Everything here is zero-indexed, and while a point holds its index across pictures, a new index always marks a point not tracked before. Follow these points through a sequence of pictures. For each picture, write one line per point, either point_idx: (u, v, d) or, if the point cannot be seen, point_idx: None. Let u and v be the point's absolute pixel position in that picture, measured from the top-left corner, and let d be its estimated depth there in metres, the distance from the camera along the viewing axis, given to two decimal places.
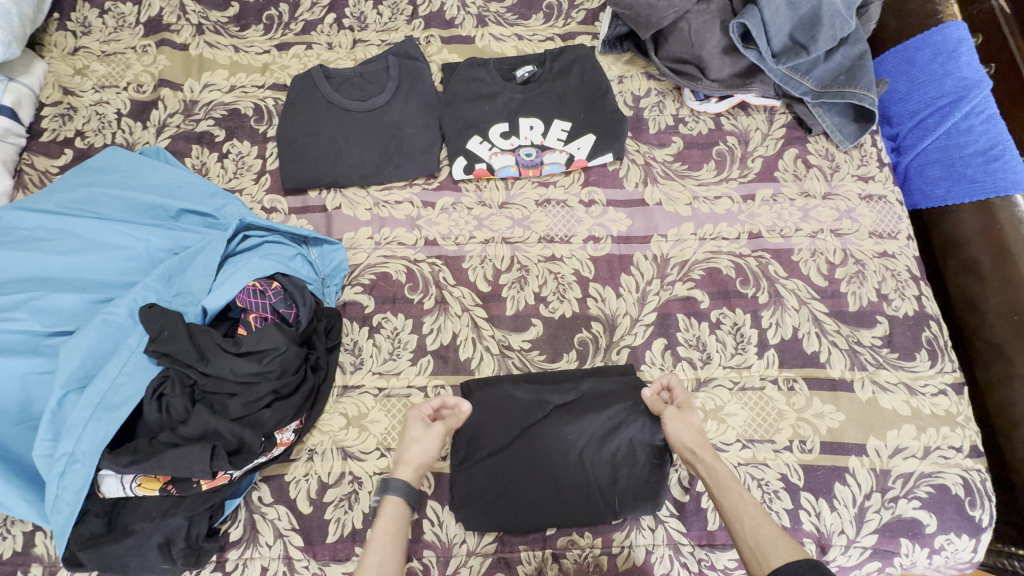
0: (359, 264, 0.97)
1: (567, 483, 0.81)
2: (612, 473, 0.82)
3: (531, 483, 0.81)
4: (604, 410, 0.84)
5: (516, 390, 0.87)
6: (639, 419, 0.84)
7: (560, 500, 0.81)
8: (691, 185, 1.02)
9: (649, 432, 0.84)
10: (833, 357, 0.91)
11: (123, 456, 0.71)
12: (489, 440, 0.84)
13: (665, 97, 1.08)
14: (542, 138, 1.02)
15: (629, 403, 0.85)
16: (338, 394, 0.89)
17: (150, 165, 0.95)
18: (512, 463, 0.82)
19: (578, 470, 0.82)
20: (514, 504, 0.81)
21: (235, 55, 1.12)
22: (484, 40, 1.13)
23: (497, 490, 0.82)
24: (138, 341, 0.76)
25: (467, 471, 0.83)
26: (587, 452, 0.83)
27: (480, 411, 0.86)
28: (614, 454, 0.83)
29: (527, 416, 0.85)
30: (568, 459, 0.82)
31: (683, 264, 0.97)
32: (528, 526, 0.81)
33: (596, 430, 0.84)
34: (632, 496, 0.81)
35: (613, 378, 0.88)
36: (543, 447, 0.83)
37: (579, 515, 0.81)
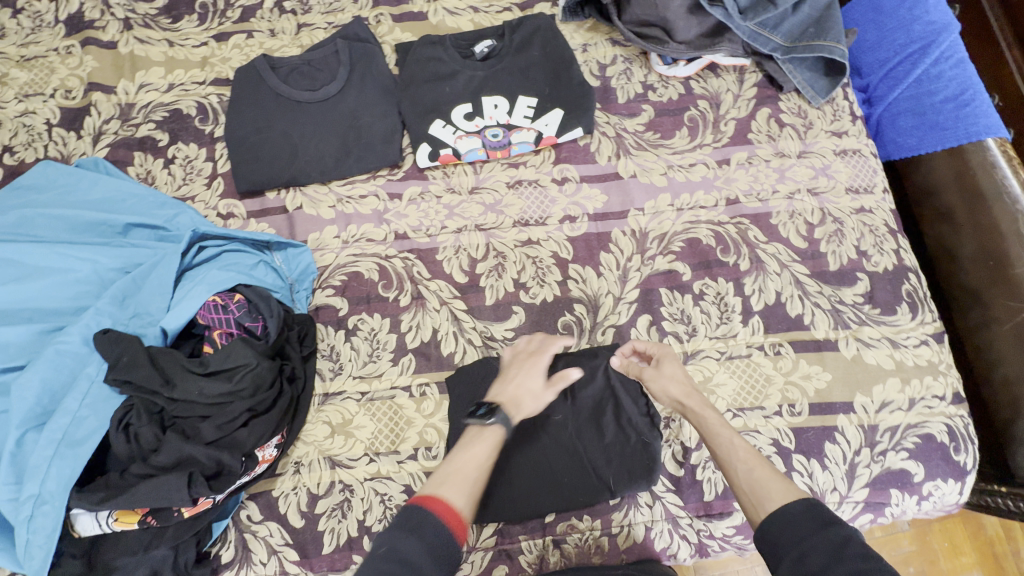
0: (328, 265, 0.93)
1: (559, 466, 0.82)
2: (604, 453, 0.82)
3: (524, 466, 0.82)
4: (586, 388, 0.85)
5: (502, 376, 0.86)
6: (624, 393, 0.85)
7: (554, 482, 0.81)
8: (665, 154, 0.99)
9: (635, 406, 0.85)
10: (817, 319, 0.90)
11: (93, 494, 0.67)
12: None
13: (633, 63, 1.04)
14: (507, 117, 0.97)
15: (611, 381, 0.86)
16: (319, 402, 0.86)
17: (90, 178, 0.88)
18: (504, 450, 0.82)
19: (569, 454, 0.82)
20: (510, 492, 0.81)
21: (169, 50, 1.04)
22: (437, 15, 1.06)
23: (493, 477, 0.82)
24: (97, 370, 0.72)
25: None
26: (578, 434, 0.83)
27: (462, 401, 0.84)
28: (604, 433, 0.83)
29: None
30: (557, 442, 0.83)
31: (662, 237, 0.95)
32: (528, 511, 0.80)
33: (583, 411, 0.85)
34: (627, 474, 0.81)
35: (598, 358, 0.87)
36: (531, 430, 0.83)
37: (574, 496, 0.81)
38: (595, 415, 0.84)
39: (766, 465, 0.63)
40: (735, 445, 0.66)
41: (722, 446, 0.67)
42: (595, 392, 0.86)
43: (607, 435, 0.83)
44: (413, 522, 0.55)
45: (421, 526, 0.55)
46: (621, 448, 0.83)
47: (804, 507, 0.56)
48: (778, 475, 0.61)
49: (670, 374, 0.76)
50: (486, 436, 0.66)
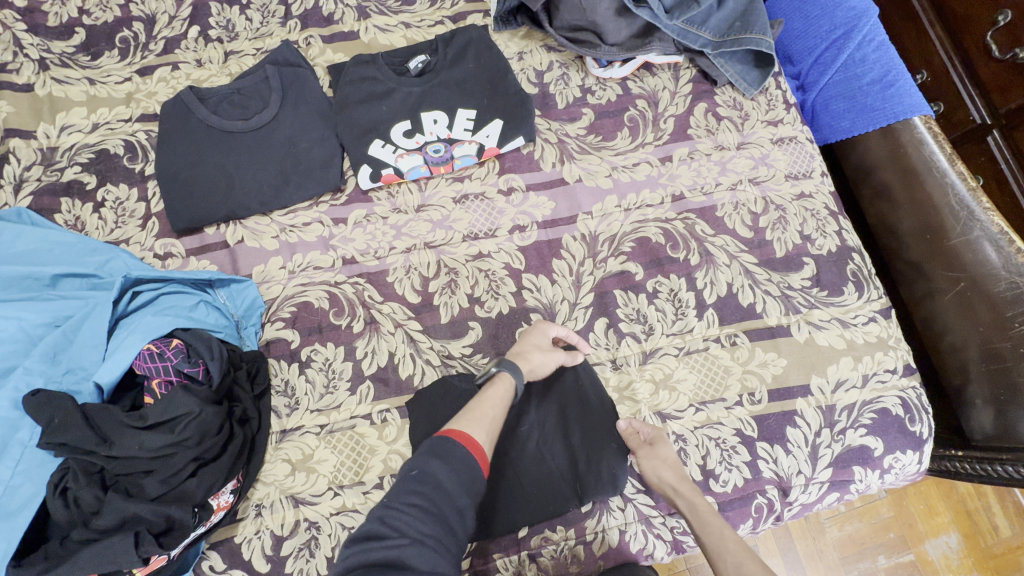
0: (275, 298, 0.90)
1: (528, 478, 0.81)
2: (572, 460, 0.82)
3: (493, 481, 0.81)
4: (550, 397, 0.86)
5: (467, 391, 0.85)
6: (588, 400, 0.86)
7: (523, 494, 0.81)
8: (608, 156, 0.99)
9: (599, 411, 0.85)
10: (768, 306, 0.92)
11: (32, 567, 0.63)
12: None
13: (569, 67, 1.04)
14: (448, 131, 0.96)
15: (573, 387, 0.87)
16: (277, 440, 0.83)
17: (11, 230, 0.83)
18: None
19: (537, 465, 0.82)
20: (480, 508, 0.80)
21: (91, 88, 1.00)
22: (369, 33, 1.04)
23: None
24: (30, 434, 0.68)
25: None
26: (544, 443, 0.83)
27: (429, 414, 0.84)
28: (570, 441, 0.83)
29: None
30: (524, 454, 0.82)
31: (612, 239, 0.95)
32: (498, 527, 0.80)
33: (548, 419, 0.85)
34: (594, 481, 0.81)
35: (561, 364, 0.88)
36: (498, 443, 0.83)
37: (544, 509, 0.80)
38: (560, 423, 0.85)
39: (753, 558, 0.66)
40: (724, 536, 0.69)
41: (709, 535, 0.70)
42: (559, 398, 0.86)
43: (573, 442, 0.83)
44: (443, 448, 0.61)
45: (450, 452, 0.60)
46: (587, 456, 0.82)
47: None
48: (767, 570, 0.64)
49: (664, 455, 0.78)
50: (500, 386, 0.76)
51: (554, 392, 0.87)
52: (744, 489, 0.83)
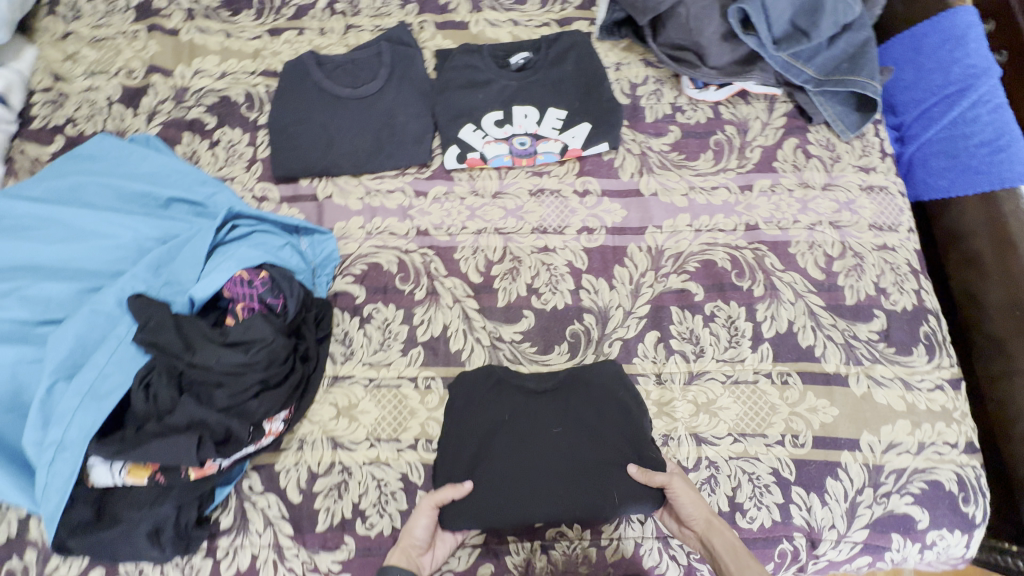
0: (350, 254, 0.97)
1: (557, 477, 0.79)
2: (604, 466, 0.80)
3: (520, 475, 0.79)
4: (586, 399, 0.85)
5: (504, 380, 0.87)
6: (625, 408, 0.85)
7: (554, 492, 0.78)
8: (688, 175, 0.99)
9: (635, 422, 0.84)
10: (828, 351, 0.89)
11: (109, 446, 0.71)
12: (475, 431, 0.83)
13: (664, 84, 1.05)
14: (536, 127, 1.00)
15: (612, 393, 0.86)
16: (328, 384, 0.89)
17: (140, 152, 0.94)
18: (503, 454, 0.80)
19: (570, 464, 0.79)
20: (505, 500, 0.77)
21: (226, 41, 1.10)
22: (479, 25, 1.09)
23: (487, 485, 0.78)
24: (127, 330, 0.76)
25: (455, 457, 0.82)
26: (577, 444, 0.81)
27: (467, 397, 0.86)
28: (608, 448, 0.81)
29: (511, 405, 0.84)
30: (557, 452, 0.80)
31: (678, 256, 0.95)
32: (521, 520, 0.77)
33: (586, 419, 0.83)
34: (632, 493, 0.78)
35: (602, 370, 0.88)
36: (530, 434, 0.82)
37: (576, 511, 0.77)
38: (598, 427, 0.83)
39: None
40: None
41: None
42: (599, 402, 0.84)
43: (612, 449, 0.81)
44: None
45: None
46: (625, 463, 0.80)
47: None
48: None
49: (693, 493, 0.76)
50: None
51: (595, 395, 0.85)
52: (770, 531, 0.81)
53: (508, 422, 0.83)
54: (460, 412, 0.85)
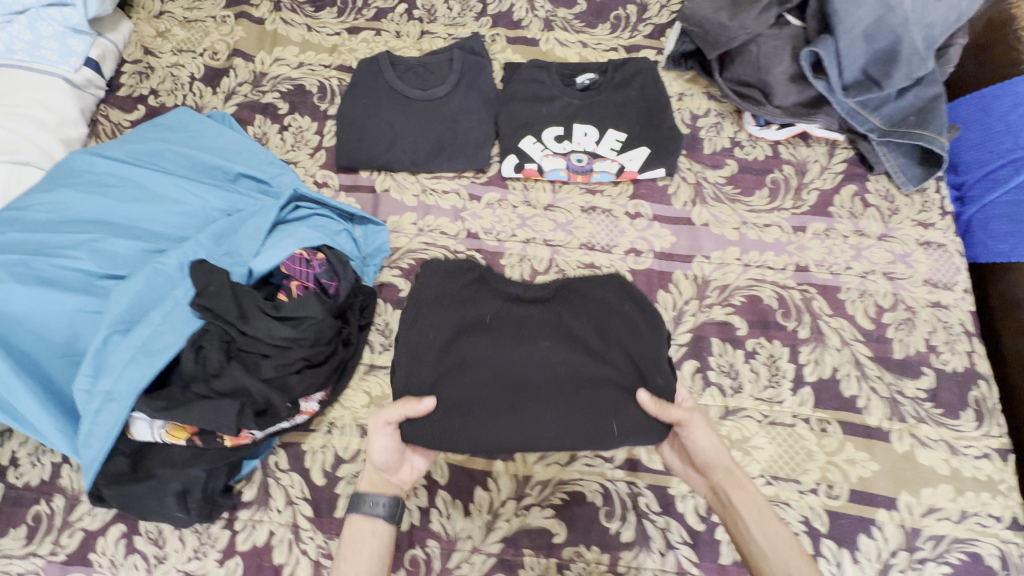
0: (400, 248, 0.98)
1: (540, 395, 0.71)
2: (597, 387, 0.71)
3: (497, 388, 0.71)
4: (580, 313, 0.76)
5: (482, 282, 0.78)
6: (626, 326, 0.75)
7: (539, 411, 0.70)
8: (741, 210, 0.99)
9: (637, 342, 0.74)
10: (872, 404, 0.87)
11: (156, 402, 0.73)
12: (447, 333, 0.74)
13: (724, 119, 1.06)
14: (594, 146, 1.02)
15: (612, 307, 0.77)
16: (364, 372, 0.90)
17: (216, 128, 0.98)
18: (477, 363, 0.73)
19: (559, 382, 0.72)
20: (476, 414, 0.70)
21: (307, 34, 1.16)
22: (549, 43, 1.12)
23: (458, 397, 0.71)
24: (184, 294, 0.79)
25: (420, 358, 0.73)
26: (567, 362, 0.73)
27: (440, 293, 0.77)
28: (604, 369, 0.73)
29: (491, 309, 0.76)
30: (542, 368, 0.72)
31: (723, 288, 0.95)
32: (496, 442, 0.68)
33: (581, 335, 0.75)
34: (636, 427, 0.69)
35: (602, 283, 0.78)
36: (513, 345, 0.73)
37: (565, 437, 0.68)
38: (596, 344, 0.74)
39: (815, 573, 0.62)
40: (791, 548, 0.64)
41: (770, 545, 0.65)
42: (596, 317, 0.76)
43: (609, 372, 0.73)
44: None
45: None
46: (625, 389, 0.72)
47: None
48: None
49: (710, 435, 0.70)
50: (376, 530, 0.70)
51: (591, 309, 0.76)
52: None
53: (488, 326, 0.75)
54: (430, 308, 0.75)
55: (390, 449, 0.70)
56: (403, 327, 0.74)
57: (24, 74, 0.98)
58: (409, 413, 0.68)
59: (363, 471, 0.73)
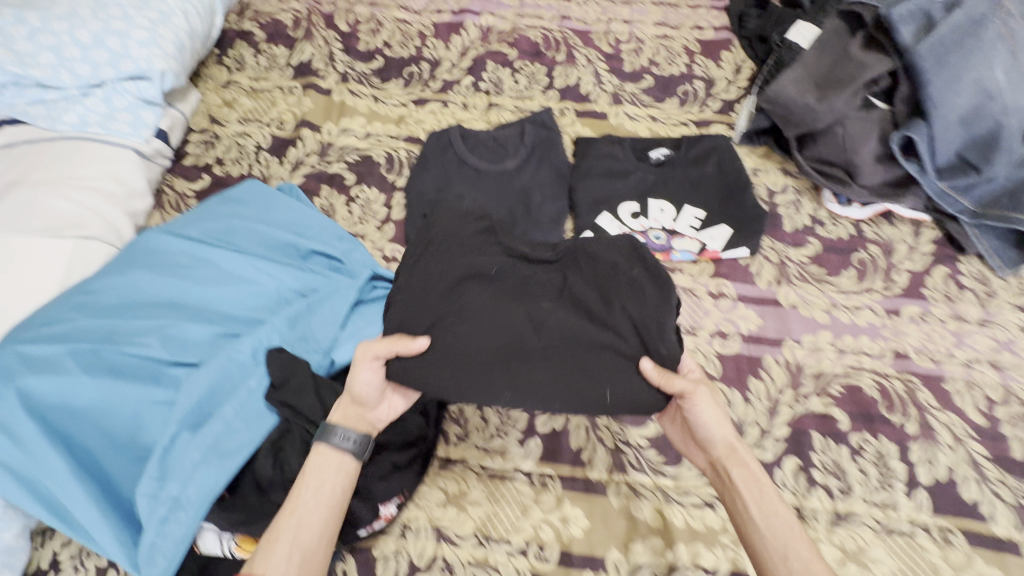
0: None
1: (532, 350, 0.69)
2: (594, 347, 0.69)
3: (492, 338, 0.69)
4: (585, 275, 0.73)
5: (489, 234, 0.77)
6: (634, 290, 0.71)
7: (532, 368, 0.68)
8: (830, 291, 0.95)
9: (644, 306, 0.71)
10: (997, 511, 0.79)
11: (230, 514, 0.68)
12: (447, 277, 0.73)
13: (803, 195, 1.03)
14: (672, 223, 0.99)
15: (621, 268, 0.73)
16: (439, 466, 0.83)
17: (285, 201, 0.96)
18: (473, 309, 0.71)
19: (555, 341, 0.70)
20: (467, 361, 0.68)
21: (374, 105, 1.16)
22: (618, 117, 1.12)
23: (449, 341, 0.69)
24: (257, 384, 0.74)
25: (418, 297, 0.72)
26: (566, 322, 0.70)
27: (447, 240, 0.76)
28: (604, 332, 0.70)
29: (495, 260, 0.75)
30: (540, 324, 0.70)
31: (819, 376, 0.89)
32: (480, 395, 0.67)
33: (584, 297, 0.72)
34: (632, 395, 0.68)
35: (612, 246, 0.75)
36: (512, 300, 0.72)
37: (554, 397, 0.67)
38: (600, 308, 0.71)
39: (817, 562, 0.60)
40: (792, 532, 0.62)
41: (770, 527, 0.63)
42: (603, 281, 0.73)
43: (610, 337, 0.70)
44: None
45: None
46: (624, 356, 0.69)
47: None
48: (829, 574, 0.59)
49: (711, 409, 0.69)
50: (342, 466, 0.66)
51: (598, 272, 0.74)
52: None
53: (491, 277, 0.73)
54: (434, 252, 0.74)
55: (375, 386, 0.68)
56: (406, 266, 0.74)
57: (100, 146, 0.97)
58: (401, 350, 0.67)
59: (339, 401, 0.69)
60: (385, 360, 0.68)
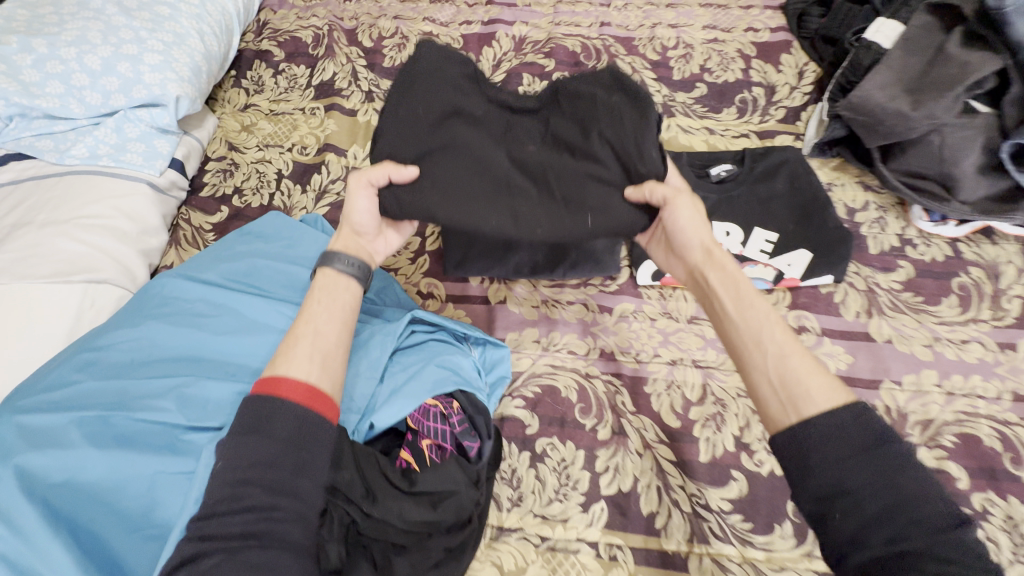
0: (523, 372, 0.84)
1: (513, 179, 0.68)
2: (577, 178, 0.68)
3: (472, 168, 0.68)
4: (565, 112, 0.73)
5: (468, 72, 0.76)
6: (617, 116, 0.69)
7: (516, 201, 0.67)
8: (930, 323, 0.83)
9: (625, 130, 0.68)
10: None
11: None
12: (425, 112, 0.71)
13: (888, 212, 0.92)
14: (740, 248, 0.88)
15: (603, 97, 0.70)
16: (492, 536, 0.73)
17: (310, 235, 0.87)
18: (451, 141, 0.70)
19: (535, 172, 0.69)
20: (448, 190, 0.66)
21: None
22: (670, 130, 1.02)
23: (428, 171, 0.68)
24: None
25: (396, 133, 0.70)
26: (547, 158, 0.70)
27: (425, 71, 0.73)
28: (584, 160, 0.69)
29: (468, 94, 0.74)
30: (521, 158, 0.70)
31: (927, 423, 0.76)
32: (458, 218, 0.66)
33: (564, 134, 0.71)
34: (612, 220, 0.67)
35: (591, 78, 0.72)
36: (489, 137, 0.71)
37: (537, 225, 0.66)
38: (580, 141, 0.70)
39: (802, 356, 0.55)
40: (772, 322, 0.57)
41: (755, 324, 0.58)
42: (582, 114, 0.71)
43: (591, 165, 0.68)
44: (261, 417, 0.52)
45: (271, 417, 0.52)
46: (608, 184, 0.68)
47: (848, 419, 0.48)
48: (818, 370, 0.53)
49: (689, 216, 0.65)
50: (343, 286, 0.65)
51: (577, 108, 0.72)
52: None
53: (470, 117, 0.72)
54: (415, 88, 0.72)
55: (371, 215, 0.69)
56: (388, 107, 0.72)
57: (111, 180, 0.89)
58: (392, 176, 0.67)
59: (338, 232, 0.69)
60: (378, 188, 0.68)
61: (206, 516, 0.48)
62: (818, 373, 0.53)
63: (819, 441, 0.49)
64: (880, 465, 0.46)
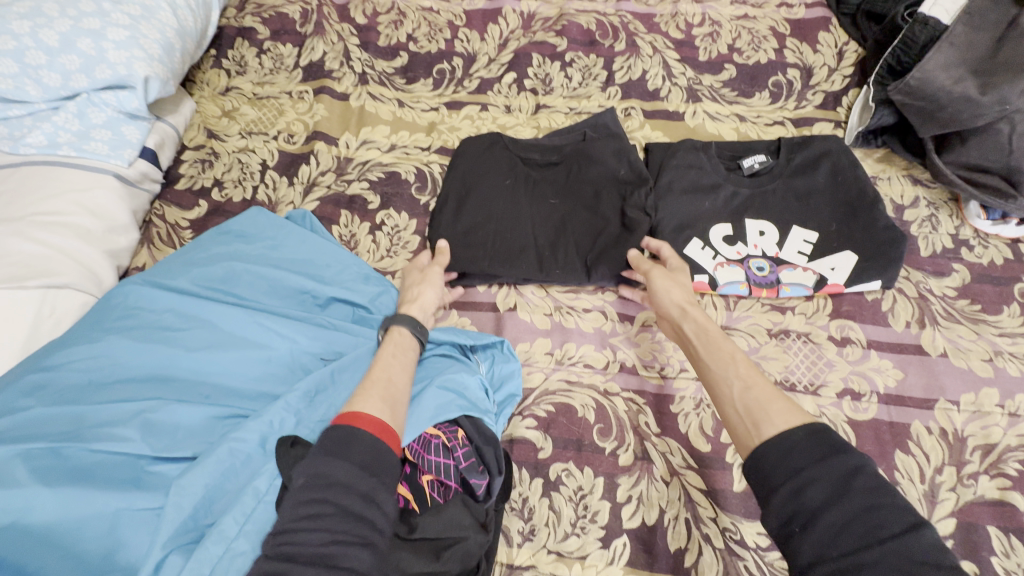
0: (534, 388, 0.75)
1: (543, 234, 0.82)
2: (592, 234, 0.82)
3: (508, 227, 0.83)
4: (585, 174, 0.86)
5: (501, 140, 0.90)
6: (623, 187, 0.84)
7: (544, 253, 0.81)
8: (990, 334, 0.74)
9: (633, 196, 0.82)
10: None
11: None
12: (473, 186, 0.86)
13: (939, 210, 0.83)
14: (776, 249, 0.79)
15: (612, 168, 0.85)
16: None
17: (296, 235, 0.78)
18: (491, 204, 0.84)
19: (555, 228, 0.83)
20: (490, 248, 0.81)
21: (398, 110, 0.97)
22: (696, 117, 0.93)
23: (472, 231, 0.83)
24: (267, 484, 0.55)
25: (450, 200, 0.86)
26: (569, 214, 0.83)
27: (471, 154, 0.89)
28: (597, 215, 0.83)
29: (503, 165, 0.87)
30: (548, 216, 0.83)
31: (989, 449, 0.67)
32: (494, 271, 0.80)
33: (582, 189, 0.85)
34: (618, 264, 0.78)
35: (605, 149, 0.87)
36: (518, 197, 0.84)
37: (560, 273, 0.80)
38: (592, 201, 0.84)
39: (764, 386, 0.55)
40: (737, 361, 0.59)
41: (724, 363, 0.59)
42: (597, 180, 0.85)
43: (602, 221, 0.82)
44: (337, 441, 0.49)
45: (350, 442, 0.49)
46: (617, 235, 0.81)
47: (804, 435, 0.47)
48: (779, 397, 0.53)
49: (666, 282, 0.71)
50: (406, 346, 0.65)
51: (590, 172, 0.86)
52: None
53: (507, 185, 0.85)
54: (464, 167, 0.88)
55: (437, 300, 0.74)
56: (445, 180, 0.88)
57: (74, 172, 0.80)
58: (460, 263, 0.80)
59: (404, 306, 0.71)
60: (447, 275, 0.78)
61: (279, 533, 0.43)
62: (779, 399, 0.52)
63: (776, 456, 0.47)
64: (846, 475, 0.44)
